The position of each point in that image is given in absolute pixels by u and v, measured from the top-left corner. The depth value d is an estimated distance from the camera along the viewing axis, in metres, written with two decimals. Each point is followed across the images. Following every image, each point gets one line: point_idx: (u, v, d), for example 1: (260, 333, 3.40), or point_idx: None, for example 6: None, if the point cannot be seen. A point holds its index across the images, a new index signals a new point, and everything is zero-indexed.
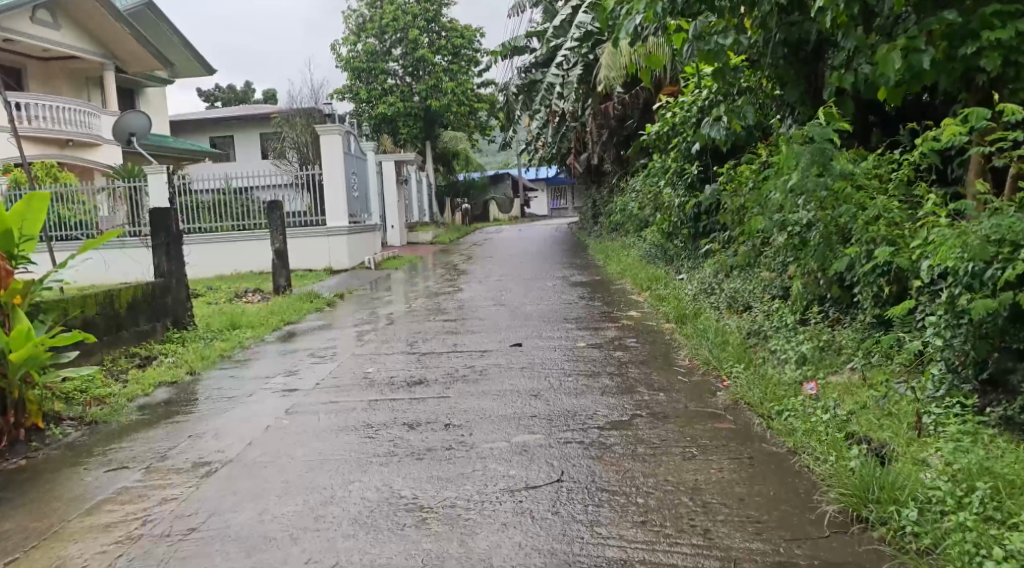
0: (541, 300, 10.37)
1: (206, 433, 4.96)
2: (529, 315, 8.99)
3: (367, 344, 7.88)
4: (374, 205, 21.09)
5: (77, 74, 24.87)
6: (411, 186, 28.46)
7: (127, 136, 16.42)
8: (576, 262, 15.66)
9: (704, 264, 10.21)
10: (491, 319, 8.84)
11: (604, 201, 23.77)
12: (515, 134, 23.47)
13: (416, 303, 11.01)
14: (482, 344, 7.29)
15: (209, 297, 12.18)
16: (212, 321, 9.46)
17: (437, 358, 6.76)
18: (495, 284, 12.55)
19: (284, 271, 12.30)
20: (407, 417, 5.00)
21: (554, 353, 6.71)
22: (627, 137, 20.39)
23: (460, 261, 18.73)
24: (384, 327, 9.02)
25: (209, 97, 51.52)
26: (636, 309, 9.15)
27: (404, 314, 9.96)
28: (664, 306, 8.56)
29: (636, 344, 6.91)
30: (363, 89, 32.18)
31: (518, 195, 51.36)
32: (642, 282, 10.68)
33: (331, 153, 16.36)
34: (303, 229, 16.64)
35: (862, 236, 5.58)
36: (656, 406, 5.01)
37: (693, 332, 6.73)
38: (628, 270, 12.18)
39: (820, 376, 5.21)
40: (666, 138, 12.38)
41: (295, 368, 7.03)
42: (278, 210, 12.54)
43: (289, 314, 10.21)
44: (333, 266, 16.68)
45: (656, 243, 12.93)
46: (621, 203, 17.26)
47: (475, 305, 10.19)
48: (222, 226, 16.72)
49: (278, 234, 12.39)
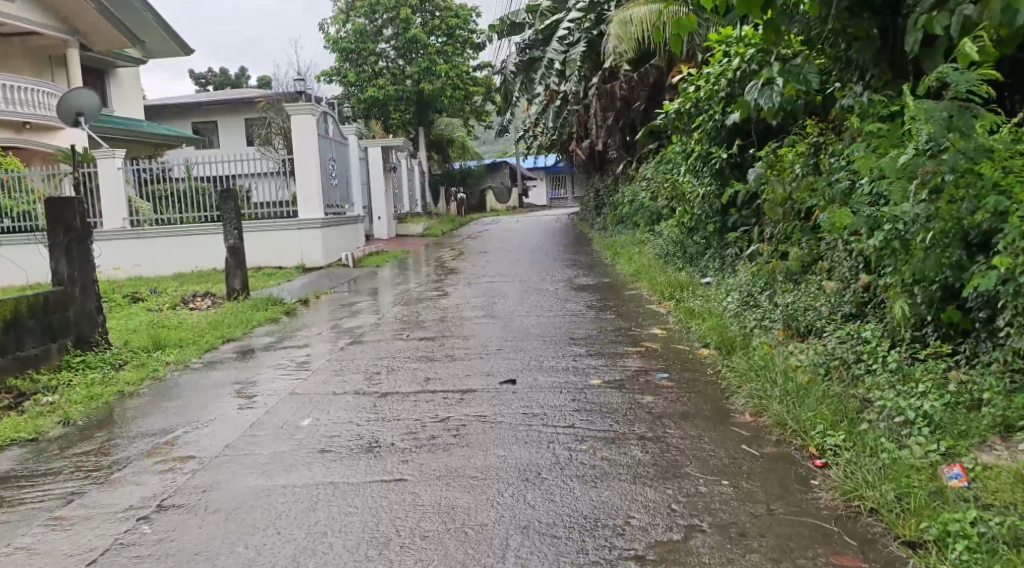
0: (542, 311, 8.55)
1: (16, 553, 3.21)
2: (526, 333, 7.19)
3: (315, 376, 6.08)
4: (358, 196, 19.26)
5: (38, 52, 23.00)
6: (402, 174, 26.65)
7: (73, 117, 14.72)
8: (580, 261, 13.88)
9: (741, 269, 8.41)
10: (476, 338, 7.02)
11: (607, 191, 21.97)
12: (512, 119, 21.69)
13: (392, 312, 9.24)
14: (463, 381, 5.48)
15: (149, 303, 10.36)
16: (134, 337, 7.66)
17: (399, 405, 4.96)
18: (487, 288, 10.73)
19: (238, 271, 10.51)
20: (332, 528, 3.25)
21: (558, 399, 4.90)
22: (634, 122, 18.55)
23: (451, 256, 16.94)
24: (344, 348, 7.22)
25: (199, 80, 49.72)
26: (658, 325, 7.37)
27: (372, 328, 8.16)
28: (696, 324, 6.75)
29: (669, 385, 5.11)
30: (352, 71, 30.34)
31: (517, 185, 49.37)
32: (663, 287, 8.87)
33: (304, 135, 14.56)
34: (272, 221, 14.78)
35: (1016, 241, 3.83)
36: (722, 509, 3.24)
37: (750, 368, 4.93)
38: (642, 271, 10.41)
39: (966, 455, 3.44)
40: (690, 118, 10.54)
41: (209, 410, 5.24)
42: (231, 199, 10.61)
43: (234, 328, 8.39)
44: (306, 263, 14.80)
45: (676, 237, 11.12)
46: (630, 192, 15.50)
47: (460, 317, 8.39)
48: (184, 220, 14.98)
49: (231, 227, 10.56)
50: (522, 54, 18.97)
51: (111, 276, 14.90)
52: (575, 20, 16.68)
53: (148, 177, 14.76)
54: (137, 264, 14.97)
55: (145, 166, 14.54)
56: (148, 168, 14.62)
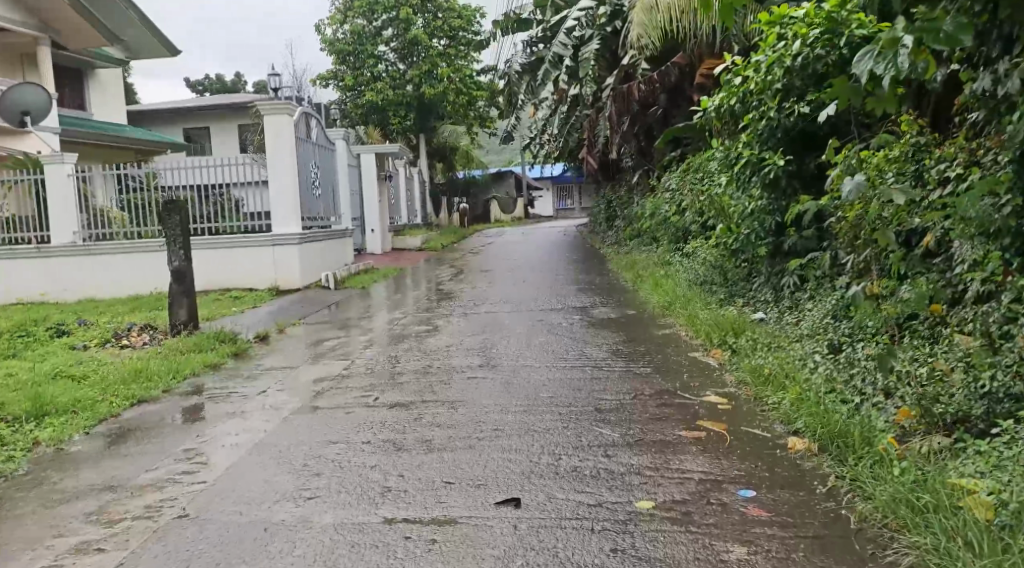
0: (556, 359, 6.67)
1: None
2: (533, 398, 5.33)
3: (231, 469, 4.23)
4: (347, 206, 17.45)
5: (8, 51, 21.13)
6: (400, 183, 24.87)
7: (18, 115, 13.03)
8: (597, 284, 12.06)
9: (814, 308, 6.62)
10: (467, 408, 5.14)
11: (621, 202, 20.12)
12: (517, 124, 19.82)
13: (366, 355, 7.41)
14: (439, 496, 3.64)
15: (73, 339, 8.51)
16: (17, 395, 5.78)
17: (326, 554, 3.13)
18: (487, 321, 8.84)
19: (184, 299, 8.65)
20: None
21: (591, 549, 3.09)
22: (651, 128, 16.69)
23: (448, 275, 15.07)
24: (291, 416, 5.34)
25: (195, 87, 48.02)
26: (712, 387, 5.51)
27: (334, 381, 6.29)
28: (772, 394, 4.90)
29: (768, 516, 3.32)
30: (350, 75, 28.52)
31: (523, 194, 47.38)
32: (707, 327, 7.00)
33: (275, 140, 12.72)
34: (243, 236, 12.91)
35: None
36: None
37: (905, 500, 3.15)
38: (675, 301, 8.59)
39: None
40: (734, 116, 8.59)
41: (39, 543, 3.39)
42: (175, 211, 8.70)
43: (160, 377, 6.51)
44: (280, 283, 12.90)
45: (717, 258, 9.26)
46: (652, 204, 13.66)
47: (449, 367, 6.51)
48: (142, 230, 13.10)
49: (175, 247, 8.68)
50: (528, 52, 17.17)
51: (59, 299, 13.11)
52: (586, 12, 15.00)
53: (125, 183, 12.60)
54: (88, 284, 13.13)
55: (131, 171, 12.41)
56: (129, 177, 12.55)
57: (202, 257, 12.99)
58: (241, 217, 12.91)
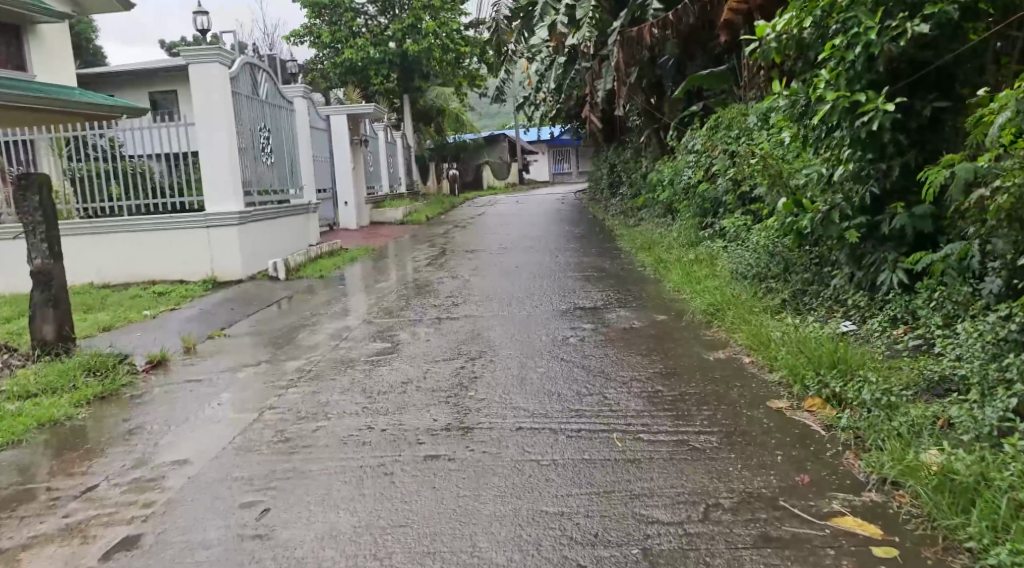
0: (564, 412, 4.36)
1: None
2: (525, 525, 3.06)
3: None
4: (310, 175, 15.00)
5: None
6: (379, 148, 22.39)
7: None
8: (606, 270, 9.79)
9: (966, 330, 4.32)
10: (409, 556, 2.93)
11: (626, 166, 17.75)
12: (507, 81, 17.33)
13: (286, 395, 5.15)
14: None
15: None
16: None
17: None
18: (466, 334, 6.53)
19: (49, 310, 6.31)
20: None
21: None
22: (662, 80, 14.26)
23: (428, 257, 12.72)
24: (97, 557, 3.07)
25: (173, 48, 45.00)
26: (840, 491, 3.18)
27: (212, 460, 3.98)
28: (979, 537, 2.70)
29: None
30: (326, 30, 25.84)
31: (516, 158, 44.61)
32: (788, 355, 4.71)
33: (205, 95, 10.24)
34: (169, 215, 10.50)
35: None
36: None
37: None
38: (723, 303, 6.27)
39: None
40: (804, 49, 6.19)
41: None
42: (35, 191, 6.28)
43: None
44: (218, 275, 10.57)
45: (772, 242, 6.90)
46: (669, 169, 11.32)
47: (396, 433, 4.19)
48: (62, 206, 10.63)
49: (35, 238, 6.25)
50: None
51: None
52: None
53: (82, 148, 10.37)
54: None
55: (86, 132, 10.25)
56: (80, 139, 10.33)
57: (124, 242, 10.61)
58: (190, 196, 10.59)
